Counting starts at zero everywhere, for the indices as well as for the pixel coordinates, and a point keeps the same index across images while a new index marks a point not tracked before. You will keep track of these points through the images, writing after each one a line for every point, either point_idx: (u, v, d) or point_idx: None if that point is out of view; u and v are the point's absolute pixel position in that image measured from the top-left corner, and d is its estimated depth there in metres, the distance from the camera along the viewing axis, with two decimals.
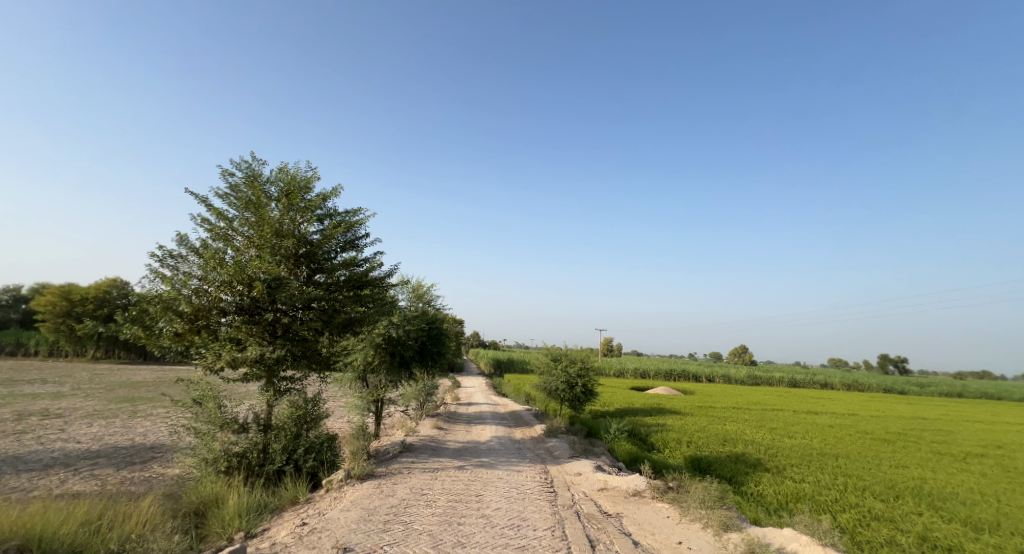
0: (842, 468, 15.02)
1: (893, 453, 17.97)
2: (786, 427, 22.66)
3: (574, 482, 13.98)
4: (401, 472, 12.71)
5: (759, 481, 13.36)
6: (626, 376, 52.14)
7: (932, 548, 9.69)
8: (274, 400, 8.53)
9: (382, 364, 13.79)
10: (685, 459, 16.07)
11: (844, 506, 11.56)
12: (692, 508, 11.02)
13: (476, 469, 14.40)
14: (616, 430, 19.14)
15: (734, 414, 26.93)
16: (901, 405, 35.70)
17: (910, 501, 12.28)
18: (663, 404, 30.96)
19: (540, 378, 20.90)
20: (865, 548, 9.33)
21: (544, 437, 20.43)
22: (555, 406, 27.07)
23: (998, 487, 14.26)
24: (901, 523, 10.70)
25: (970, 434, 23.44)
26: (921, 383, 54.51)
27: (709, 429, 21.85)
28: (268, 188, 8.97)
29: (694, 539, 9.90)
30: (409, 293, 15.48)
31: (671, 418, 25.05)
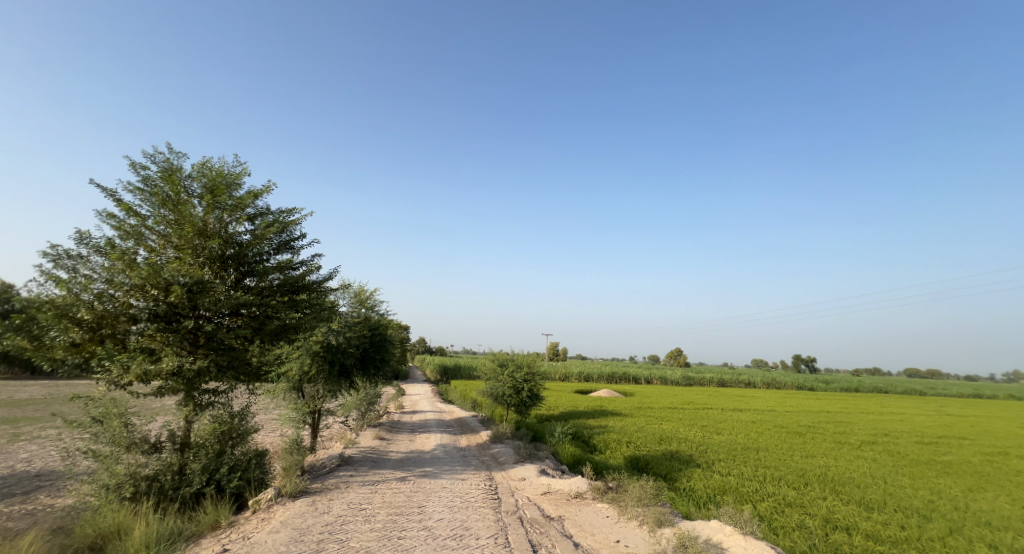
0: (762, 461, 16.13)
1: (810, 445, 19.50)
2: (716, 424, 23.97)
3: (518, 488, 14.03)
4: (338, 487, 12.20)
5: (690, 476, 14.07)
6: (569, 380, 53.17)
7: (835, 528, 10.64)
8: (193, 415, 7.95)
9: (320, 374, 13.19)
10: (625, 459, 16.57)
11: (764, 495, 12.42)
12: (629, 506, 11.40)
13: (418, 480, 14.12)
14: (560, 433, 19.47)
15: (670, 414, 28.15)
16: (811, 400, 39.10)
17: (817, 487, 13.42)
18: (604, 405, 31.89)
19: (485, 384, 20.83)
20: (781, 534, 10.05)
21: (489, 443, 20.38)
22: (501, 411, 27.10)
23: (894, 472, 15.84)
24: (813, 509, 11.62)
25: (871, 425, 25.96)
26: (826, 379, 60.04)
27: (647, 429, 22.73)
28: (189, 183, 8.36)
29: (631, 537, 10.24)
30: (351, 297, 15.00)
31: (612, 420, 25.81)
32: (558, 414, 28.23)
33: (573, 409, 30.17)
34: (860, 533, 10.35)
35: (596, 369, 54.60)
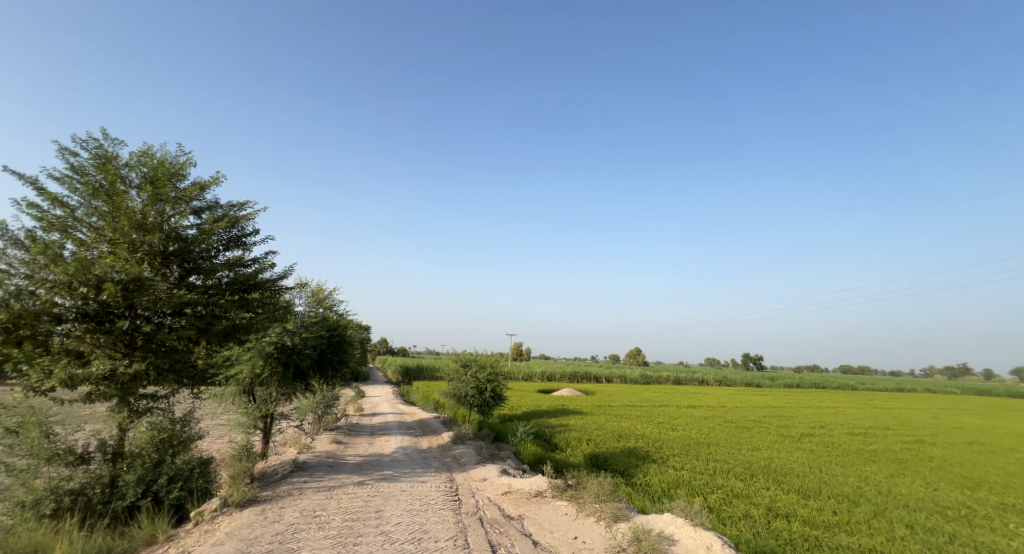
0: (713, 455, 16.76)
1: (757, 438, 20.43)
2: (673, 421, 24.71)
3: (478, 488, 13.98)
4: (291, 494, 11.78)
5: (646, 472, 14.45)
6: (533, 379, 53.50)
7: (778, 516, 11.17)
8: (127, 423, 7.50)
9: (273, 377, 12.63)
10: (584, 456, 16.81)
11: (714, 487, 12.89)
12: (588, 502, 11.59)
13: (376, 483, 13.83)
14: (522, 433, 19.55)
15: (629, 411, 28.80)
16: (759, 396, 41.08)
17: (761, 478, 14.07)
18: (566, 404, 32.26)
19: (447, 385, 20.64)
20: (729, 523, 10.46)
21: (450, 445, 20.21)
22: (464, 412, 26.95)
23: (833, 462, 16.81)
24: (758, 499, 12.16)
25: (813, 418, 27.49)
26: (772, 376, 63.23)
27: (607, 427, 23.15)
28: (126, 172, 7.85)
29: (588, 533, 10.39)
30: (308, 297, 14.51)
31: (573, 418, 26.14)
32: (520, 413, 28.33)
33: (535, 408, 30.39)
34: (798, 520, 10.94)
35: (559, 369, 55.19)
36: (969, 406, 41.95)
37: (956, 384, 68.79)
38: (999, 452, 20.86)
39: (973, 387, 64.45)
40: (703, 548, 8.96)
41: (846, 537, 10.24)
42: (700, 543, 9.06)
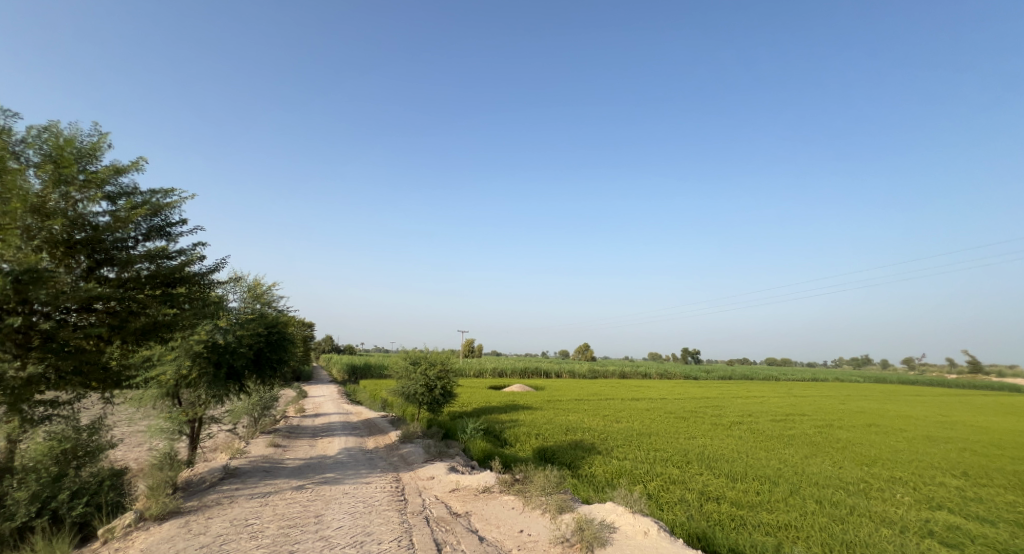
0: (654, 445, 17.40)
1: (694, 427, 21.43)
2: (618, 413, 25.43)
3: (425, 487, 13.72)
4: (221, 503, 11.05)
5: (592, 463, 14.78)
6: (484, 376, 53.35)
7: (711, 500, 11.75)
8: (21, 432, 6.74)
9: (202, 378, 11.69)
10: (532, 451, 16.93)
11: (654, 475, 13.37)
12: (534, 496, 11.67)
13: (317, 487, 13.26)
14: (471, 429, 19.43)
15: (577, 405, 29.36)
16: (697, 388, 43.20)
17: (696, 464, 14.77)
18: (515, 400, 32.43)
19: (396, 383, 20.12)
20: (666, 508, 10.88)
21: (398, 444, 19.75)
22: (413, 410, 26.43)
23: (761, 447, 17.94)
24: (693, 484, 12.74)
25: (745, 407, 29.23)
26: (710, 369, 66.64)
27: (555, 421, 23.46)
28: (22, 150, 7.00)
29: (534, 526, 10.46)
30: (243, 292, 13.60)
31: (522, 413, 26.29)
32: (470, 410, 28.17)
33: (485, 404, 30.34)
34: (726, 502, 11.57)
35: (510, 365, 55.39)
36: (876, 393, 46.28)
37: (866, 373, 75.60)
38: (897, 432, 23.13)
39: (879, 376, 71.25)
40: (641, 533, 9.25)
41: (770, 515, 10.93)
42: (638, 529, 9.34)
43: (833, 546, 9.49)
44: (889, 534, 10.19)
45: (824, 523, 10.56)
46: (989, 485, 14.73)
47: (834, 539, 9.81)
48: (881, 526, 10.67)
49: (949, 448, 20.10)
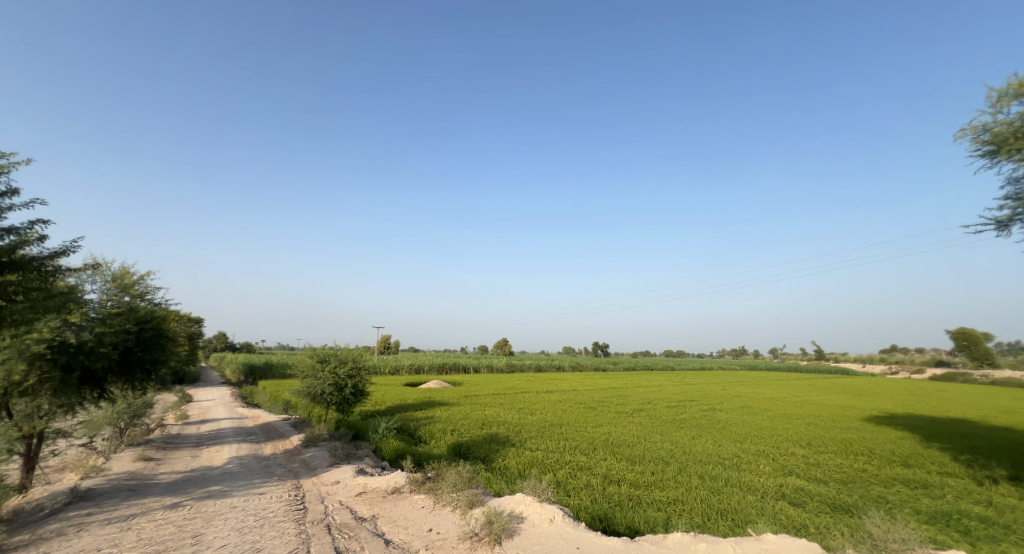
0: (564, 434, 17.72)
1: (601, 416, 22.21)
2: (532, 406, 25.67)
3: (328, 493, 12.61)
4: (63, 535, 9.21)
5: (505, 455, 14.64)
6: (399, 373, 51.43)
7: (614, 482, 12.10)
8: None
9: (45, 385, 9.68)
10: (446, 447, 16.39)
11: (563, 464, 13.52)
12: (445, 493, 11.20)
13: (197, 503, 11.65)
14: (383, 428, 18.42)
15: (493, 400, 29.29)
16: (606, 379, 45.34)
17: (600, 450, 15.23)
18: (431, 396, 31.63)
19: (300, 383, 18.48)
20: (571, 494, 10.99)
21: (300, 448, 18.14)
22: (319, 411, 24.57)
23: (659, 431, 19.02)
24: (598, 469, 13.06)
25: (646, 396, 31.02)
26: (618, 362, 70.45)
27: (471, 416, 23.08)
28: None
29: (443, 523, 9.99)
30: (106, 282, 11.50)
31: (438, 410, 25.56)
32: (382, 408, 26.85)
33: (399, 402, 29.11)
34: (626, 483, 11.99)
35: (425, 362, 54.02)
36: (756, 378, 51.86)
37: (747, 362, 84.76)
38: (763, 411, 25.98)
39: (757, 364, 80.16)
40: (547, 521, 9.20)
41: (662, 492, 11.48)
42: (545, 517, 9.28)
43: (710, 514, 10.17)
44: (752, 500, 11.17)
45: (704, 496, 11.33)
46: (829, 452, 16.98)
47: (709, 508, 10.54)
48: (746, 493, 11.70)
49: (799, 423, 22.97)
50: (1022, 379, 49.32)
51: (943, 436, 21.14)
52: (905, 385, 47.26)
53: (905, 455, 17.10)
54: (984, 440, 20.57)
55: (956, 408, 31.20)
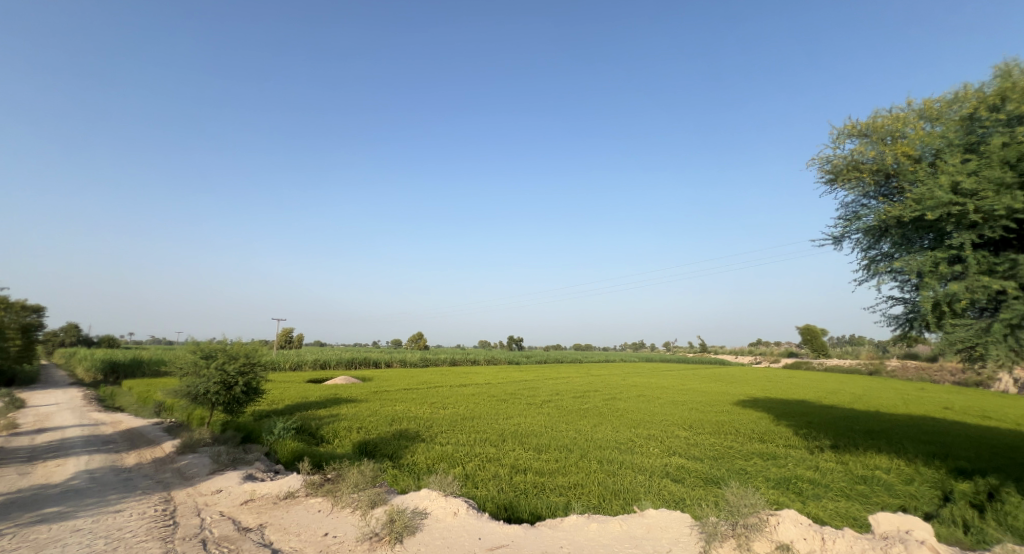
0: (475, 427, 17.35)
1: (512, 408, 22.12)
2: (443, 400, 24.97)
3: (207, 504, 10.89)
4: None
5: (414, 451, 13.91)
6: (302, 368, 47.61)
7: (521, 471, 11.95)
8: None
9: None
10: (351, 445, 15.16)
11: (473, 456, 13.12)
12: (344, 494, 10.21)
13: (25, 530, 9.41)
14: (280, 427, 16.57)
15: (404, 395, 28.12)
16: (518, 372, 45.85)
17: (509, 441, 15.06)
18: (335, 393, 29.56)
19: (178, 382, 15.90)
20: (478, 486, 10.62)
21: (175, 455, 15.70)
22: (201, 412, 21.57)
23: (566, 421, 19.33)
24: (506, 459, 12.82)
25: (556, 387, 31.68)
26: (529, 354, 71.89)
27: (379, 412, 21.80)
28: None
29: (341, 526, 9.02)
30: None
31: (343, 407, 23.79)
32: (278, 407, 24.35)
33: (298, 400, 26.68)
34: (532, 471, 11.89)
35: (331, 356, 50.58)
36: (653, 369, 55.74)
37: (644, 354, 91.28)
38: (656, 399, 27.79)
39: (653, 355, 86.57)
40: (449, 514, 8.67)
41: (564, 478, 11.52)
42: (447, 510, 8.76)
43: (605, 495, 10.37)
44: (641, 479, 11.63)
45: (599, 478, 11.57)
46: (705, 433, 18.52)
47: (604, 489, 10.74)
48: (636, 473, 12.18)
49: (685, 408, 24.93)
50: (852, 366, 58.81)
51: (791, 414, 24.27)
52: (772, 373, 53.80)
53: (760, 431, 19.25)
54: (819, 416, 23.99)
55: (809, 391, 36.13)
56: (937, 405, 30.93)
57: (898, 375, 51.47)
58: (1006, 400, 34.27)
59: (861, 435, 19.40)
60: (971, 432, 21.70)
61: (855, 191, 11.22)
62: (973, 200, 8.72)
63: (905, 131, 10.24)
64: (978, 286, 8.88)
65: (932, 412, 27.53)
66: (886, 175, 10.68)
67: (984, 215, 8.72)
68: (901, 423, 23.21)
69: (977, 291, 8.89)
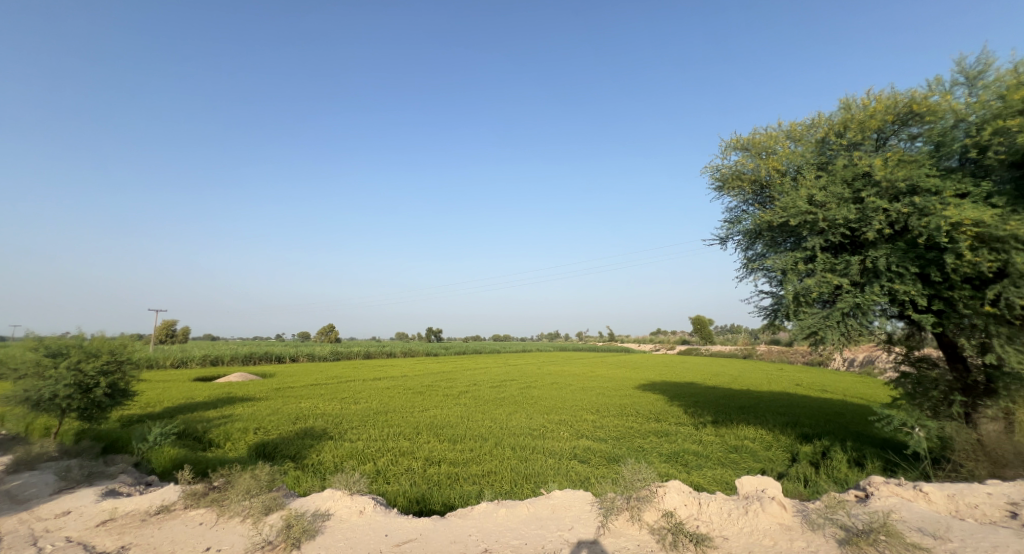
0: (389, 421, 16.62)
1: (428, 400, 21.48)
2: (356, 394, 23.57)
3: (47, 530, 8.49)
4: None
5: (320, 450, 13.04)
6: (187, 365, 42.31)
7: (434, 464, 11.65)
8: None
9: None
10: (247, 448, 13.65)
11: (384, 452, 12.65)
12: (231, 501, 8.65)
13: None
14: (155, 432, 14.00)
15: (309, 391, 26.16)
16: (434, 363, 44.99)
17: (424, 434, 14.53)
18: (229, 391, 26.62)
19: (7, 386, 11.61)
20: (390, 482, 10.29)
21: (6, 474, 12.71)
22: (49, 421, 17.99)
23: (483, 410, 19.13)
24: (420, 452, 12.51)
25: (473, 377, 31.42)
26: (444, 345, 70.96)
27: (282, 410, 19.99)
28: None
29: (226, 539, 7.70)
30: None
31: (239, 407, 21.46)
32: (156, 411, 21.15)
33: (181, 402, 23.44)
34: (446, 463, 11.60)
35: (224, 351, 45.54)
36: (565, 358, 57.94)
37: (553, 343, 94.48)
38: (568, 385, 28.78)
39: (562, 344, 90.05)
40: (354, 514, 8.02)
41: (478, 467, 11.33)
42: (352, 508, 8.13)
43: (516, 480, 10.31)
44: (551, 462, 11.78)
45: (513, 464, 11.50)
46: (610, 416, 19.41)
47: (515, 474, 10.71)
48: (547, 457, 12.32)
49: (593, 393, 26.08)
50: (731, 350, 65.99)
51: (683, 395, 26.45)
52: (667, 359, 58.55)
53: (655, 412, 20.65)
54: (704, 395, 26.41)
55: (699, 374, 39.79)
56: (793, 382, 35.74)
57: (765, 357, 58.86)
58: (843, 376, 40.66)
59: (735, 411, 21.68)
60: (816, 403, 25.35)
61: (737, 198, 12.16)
62: (823, 211, 9.98)
63: (776, 148, 11.31)
64: (823, 283, 10.11)
65: (791, 388, 31.76)
66: (761, 185, 11.64)
67: (831, 224, 10.02)
68: (768, 399, 26.43)
69: (823, 286, 10.09)
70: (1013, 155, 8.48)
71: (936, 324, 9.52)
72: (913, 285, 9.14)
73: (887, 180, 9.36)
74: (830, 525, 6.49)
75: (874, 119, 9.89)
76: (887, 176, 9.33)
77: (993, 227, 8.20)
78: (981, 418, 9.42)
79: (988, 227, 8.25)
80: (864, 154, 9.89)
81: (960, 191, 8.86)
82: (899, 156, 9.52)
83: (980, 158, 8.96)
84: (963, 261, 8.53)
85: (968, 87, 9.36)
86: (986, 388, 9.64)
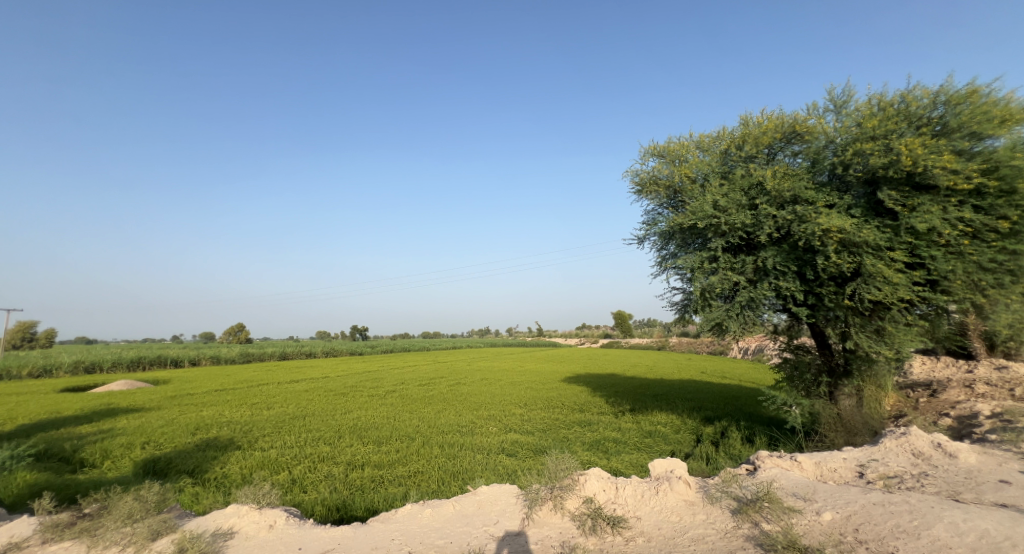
0: (307, 425, 14.13)
1: (350, 402, 19.02)
2: (268, 399, 20.32)
3: None
4: None
5: (226, 462, 10.39)
6: (54, 373, 35.22)
7: (360, 468, 9.60)
8: None
9: None
10: (131, 466, 10.44)
11: (301, 459, 10.36)
12: (107, 529, 4.66)
13: None
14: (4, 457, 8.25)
15: (213, 397, 22.41)
16: (357, 362, 41.58)
17: (347, 438, 12.31)
18: (111, 402, 22.07)
19: None
20: (307, 490, 8.17)
21: None
22: None
23: (408, 409, 17.09)
24: (343, 456, 10.40)
25: (400, 376, 28.99)
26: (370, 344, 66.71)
27: (178, 420, 16.48)
28: None
29: None
30: None
31: (122, 419, 17.54)
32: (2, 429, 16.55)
33: (47, 416, 18.91)
34: (369, 466, 9.63)
35: (103, 356, 38.46)
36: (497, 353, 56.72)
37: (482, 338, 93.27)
38: (497, 380, 27.39)
39: (490, 339, 88.91)
40: (264, 532, 5.06)
41: (405, 467, 9.50)
42: (259, 524, 5.14)
43: (442, 478, 8.64)
44: (478, 457, 10.23)
45: (441, 462, 9.82)
46: (537, 408, 18.32)
47: (442, 472, 9.03)
48: (475, 453, 10.74)
49: (523, 387, 24.93)
50: (649, 341, 68.88)
51: (604, 385, 26.23)
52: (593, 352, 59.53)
53: (581, 403, 19.87)
54: (623, 385, 26.45)
55: (624, 365, 40.38)
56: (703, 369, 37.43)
57: (678, 347, 62.04)
58: (744, 362, 43.72)
59: (648, 398, 21.67)
60: (729, 388, 26.32)
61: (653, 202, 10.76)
62: (724, 216, 9.09)
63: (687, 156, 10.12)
64: (722, 281, 9.27)
65: (705, 375, 33.13)
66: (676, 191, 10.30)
67: (735, 230, 9.15)
68: (679, 385, 27.11)
69: (725, 283, 9.22)
70: (865, 175, 8.31)
71: (808, 317, 9.15)
72: (794, 284, 8.68)
73: (775, 191, 8.71)
74: (724, 496, 5.35)
75: (766, 136, 9.16)
76: (775, 187, 8.70)
77: (853, 233, 7.84)
78: (839, 394, 9.34)
79: (849, 233, 7.90)
80: (758, 167, 9.18)
81: (829, 202, 8.52)
82: (783, 169, 8.87)
83: (843, 175, 8.65)
84: (829, 262, 8.20)
85: (835, 114, 9.03)
86: (845, 367, 9.36)
